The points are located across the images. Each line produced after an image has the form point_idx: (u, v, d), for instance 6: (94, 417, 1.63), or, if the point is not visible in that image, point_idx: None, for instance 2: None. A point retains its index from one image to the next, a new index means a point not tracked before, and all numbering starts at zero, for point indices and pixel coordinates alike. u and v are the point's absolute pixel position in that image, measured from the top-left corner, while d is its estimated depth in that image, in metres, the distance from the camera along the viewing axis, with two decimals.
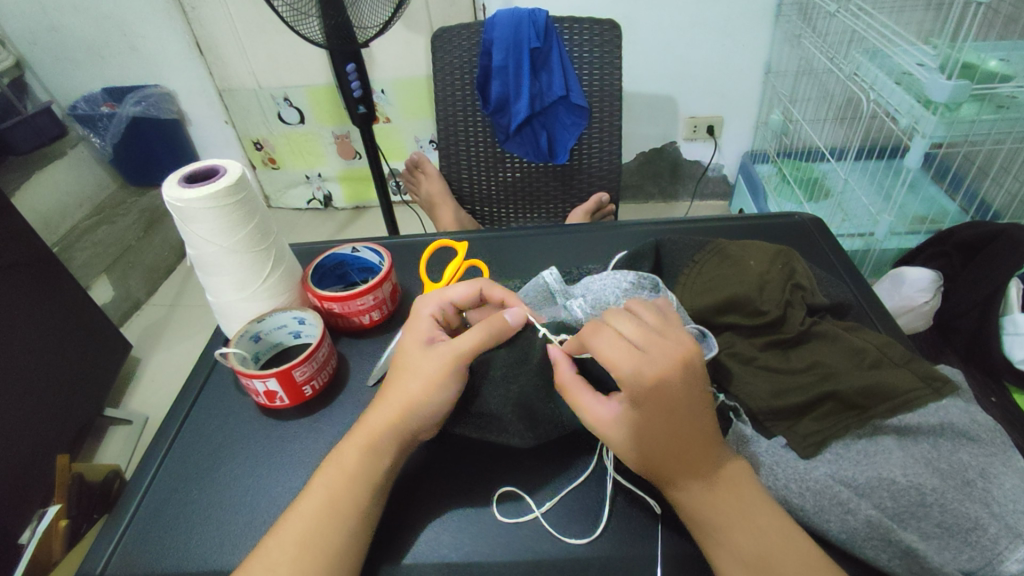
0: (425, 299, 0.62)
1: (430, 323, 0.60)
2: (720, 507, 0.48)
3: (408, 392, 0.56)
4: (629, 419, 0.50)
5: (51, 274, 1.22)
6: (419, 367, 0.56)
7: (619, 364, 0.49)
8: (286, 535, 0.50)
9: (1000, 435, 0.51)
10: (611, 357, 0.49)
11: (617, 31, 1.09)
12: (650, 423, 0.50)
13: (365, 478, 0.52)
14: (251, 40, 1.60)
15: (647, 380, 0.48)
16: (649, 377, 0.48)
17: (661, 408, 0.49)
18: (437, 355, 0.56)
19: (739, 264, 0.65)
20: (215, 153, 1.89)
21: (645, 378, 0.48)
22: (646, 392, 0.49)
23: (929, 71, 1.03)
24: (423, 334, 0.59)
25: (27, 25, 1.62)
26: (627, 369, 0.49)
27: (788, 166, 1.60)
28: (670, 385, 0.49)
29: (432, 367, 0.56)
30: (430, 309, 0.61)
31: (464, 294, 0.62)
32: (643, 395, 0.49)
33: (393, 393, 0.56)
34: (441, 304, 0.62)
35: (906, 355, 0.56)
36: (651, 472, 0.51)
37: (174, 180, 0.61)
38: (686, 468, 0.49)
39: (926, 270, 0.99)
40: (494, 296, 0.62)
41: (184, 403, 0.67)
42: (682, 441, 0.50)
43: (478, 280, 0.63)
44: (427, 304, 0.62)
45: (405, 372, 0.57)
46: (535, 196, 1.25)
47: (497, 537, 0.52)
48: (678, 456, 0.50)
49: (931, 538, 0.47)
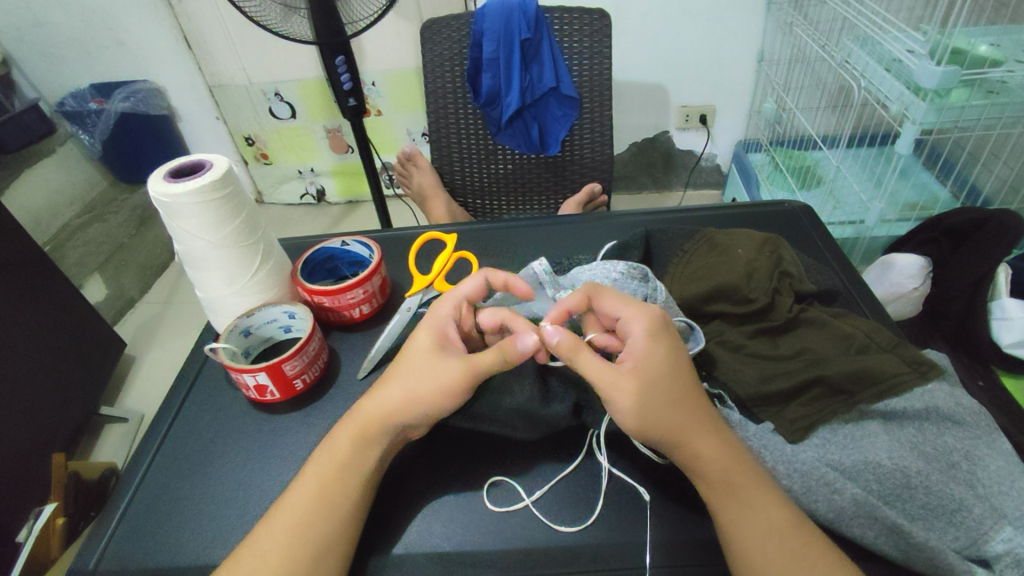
0: (441, 300, 0.60)
1: (445, 324, 0.59)
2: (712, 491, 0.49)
3: (406, 390, 0.55)
4: (647, 353, 0.52)
5: (45, 274, 1.21)
6: (433, 372, 0.55)
7: (630, 309, 0.55)
8: (278, 525, 0.50)
9: (985, 418, 0.52)
10: (620, 302, 0.55)
11: (606, 20, 1.08)
12: (666, 360, 0.52)
13: (356, 467, 0.53)
14: (240, 35, 1.59)
15: (656, 317, 0.54)
16: (658, 318, 0.54)
17: (673, 345, 0.53)
18: (453, 362, 0.54)
19: (727, 254, 0.66)
20: (205, 148, 1.88)
21: (654, 314, 0.54)
22: (658, 329, 0.53)
23: (918, 58, 1.02)
24: (437, 336, 0.58)
25: (12, 21, 1.60)
26: (638, 309, 0.54)
27: (780, 155, 1.61)
28: (671, 327, 0.55)
29: (444, 376, 0.54)
30: (448, 311, 0.59)
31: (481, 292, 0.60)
32: (657, 331, 0.53)
33: (395, 388, 0.55)
34: (457, 307, 0.60)
35: (893, 340, 0.57)
36: (658, 415, 0.50)
37: (160, 176, 0.61)
38: (687, 424, 0.51)
39: (914, 256, 0.97)
40: (500, 281, 0.61)
41: (174, 401, 0.67)
42: (683, 377, 0.52)
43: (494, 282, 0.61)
44: (444, 305, 0.60)
45: (414, 371, 0.56)
46: (527, 187, 1.25)
47: (486, 526, 0.53)
48: (683, 392, 0.52)
49: (918, 519, 0.48)
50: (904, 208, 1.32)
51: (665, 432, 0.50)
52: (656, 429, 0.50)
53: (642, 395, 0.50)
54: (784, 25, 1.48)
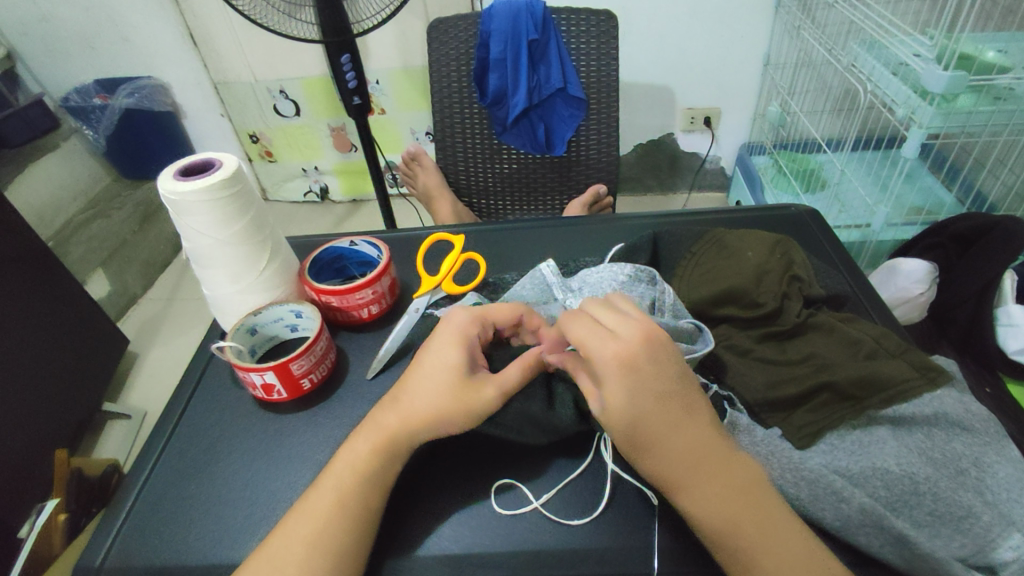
0: (466, 315, 0.59)
1: (472, 343, 0.58)
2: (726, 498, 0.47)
3: (430, 407, 0.54)
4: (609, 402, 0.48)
5: (49, 269, 1.21)
6: (463, 393, 0.54)
7: (589, 347, 0.48)
8: (292, 533, 0.49)
9: (994, 425, 0.52)
10: (580, 337, 0.49)
11: (614, 22, 1.08)
12: (634, 405, 0.47)
13: (374, 476, 0.52)
14: (246, 32, 1.59)
15: (614, 357, 0.47)
16: (619, 353, 0.47)
17: (640, 385, 0.47)
18: (484, 387, 0.55)
19: (736, 256, 0.66)
20: (210, 145, 1.88)
21: (613, 355, 0.48)
22: (618, 371, 0.47)
23: (925, 61, 1.02)
24: (467, 355, 0.56)
25: (17, 16, 1.60)
26: (595, 350, 0.48)
27: (784, 158, 1.61)
28: (639, 357, 0.48)
29: (478, 401, 0.54)
30: (475, 328, 0.58)
31: (505, 319, 0.60)
32: (615, 373, 0.47)
33: (421, 401, 0.55)
34: (483, 324, 0.59)
35: (901, 346, 0.57)
36: (640, 450, 0.48)
37: (169, 174, 0.61)
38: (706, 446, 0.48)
39: (920, 261, 0.98)
40: (533, 323, 0.60)
41: (180, 399, 0.67)
42: (659, 411, 0.48)
43: (520, 305, 0.60)
44: (472, 322, 0.58)
45: (439, 386, 0.55)
46: (532, 188, 1.25)
47: (497, 528, 0.53)
48: (664, 427, 0.47)
49: (924, 527, 0.48)
50: (909, 213, 1.32)
51: (653, 465, 0.49)
52: (655, 473, 0.49)
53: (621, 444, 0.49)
54: (791, 29, 1.48)
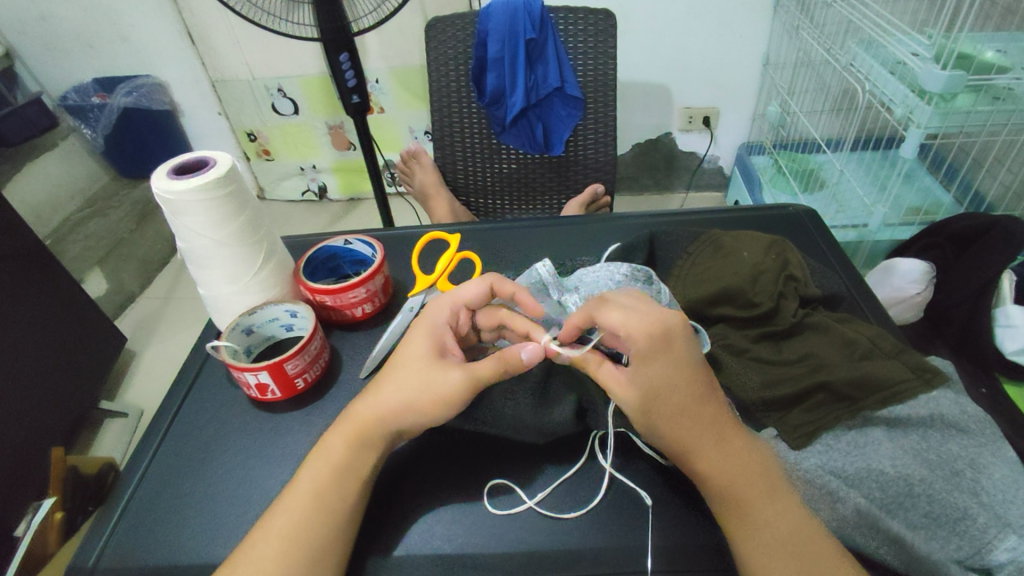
0: (436, 302, 0.60)
1: (441, 332, 0.58)
2: (734, 478, 0.49)
3: (396, 398, 0.54)
4: (647, 376, 0.50)
5: (44, 266, 1.21)
6: (428, 381, 0.54)
7: (628, 323, 0.50)
8: (272, 529, 0.49)
9: (990, 426, 0.51)
10: (619, 317, 0.51)
11: (611, 20, 1.08)
12: (672, 374, 0.50)
13: (349, 469, 0.52)
14: (244, 30, 1.58)
15: (656, 330, 0.50)
16: (659, 328, 0.50)
17: (670, 359, 0.50)
18: (451, 375, 0.54)
19: (732, 256, 0.66)
20: (208, 144, 1.88)
21: (653, 329, 0.50)
22: (656, 344, 0.50)
23: (923, 61, 1.02)
24: (434, 343, 0.56)
25: (15, 14, 1.59)
26: (635, 326, 0.50)
27: (784, 159, 1.61)
28: (675, 336, 0.50)
29: (444, 387, 0.53)
30: (444, 316, 0.59)
31: (475, 294, 0.59)
32: (655, 346, 0.50)
33: (389, 392, 0.55)
34: (453, 308, 0.59)
35: (897, 346, 0.56)
36: (657, 425, 0.50)
37: (164, 173, 0.60)
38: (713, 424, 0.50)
39: (917, 261, 0.98)
40: (506, 292, 0.59)
41: (174, 398, 0.66)
42: (695, 371, 0.51)
43: (488, 276, 0.60)
44: (440, 310, 0.59)
45: (409, 377, 0.55)
46: (530, 188, 1.25)
47: (489, 528, 0.52)
48: (687, 402, 0.50)
49: (920, 528, 0.48)
50: (907, 213, 1.32)
51: (670, 435, 0.50)
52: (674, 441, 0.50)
53: (640, 419, 0.50)
54: (790, 29, 1.48)
